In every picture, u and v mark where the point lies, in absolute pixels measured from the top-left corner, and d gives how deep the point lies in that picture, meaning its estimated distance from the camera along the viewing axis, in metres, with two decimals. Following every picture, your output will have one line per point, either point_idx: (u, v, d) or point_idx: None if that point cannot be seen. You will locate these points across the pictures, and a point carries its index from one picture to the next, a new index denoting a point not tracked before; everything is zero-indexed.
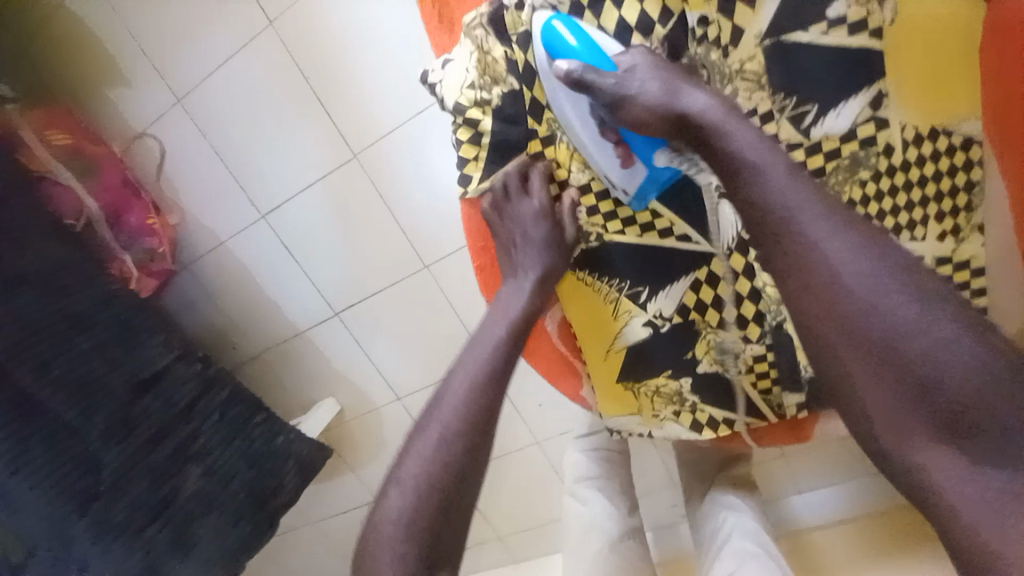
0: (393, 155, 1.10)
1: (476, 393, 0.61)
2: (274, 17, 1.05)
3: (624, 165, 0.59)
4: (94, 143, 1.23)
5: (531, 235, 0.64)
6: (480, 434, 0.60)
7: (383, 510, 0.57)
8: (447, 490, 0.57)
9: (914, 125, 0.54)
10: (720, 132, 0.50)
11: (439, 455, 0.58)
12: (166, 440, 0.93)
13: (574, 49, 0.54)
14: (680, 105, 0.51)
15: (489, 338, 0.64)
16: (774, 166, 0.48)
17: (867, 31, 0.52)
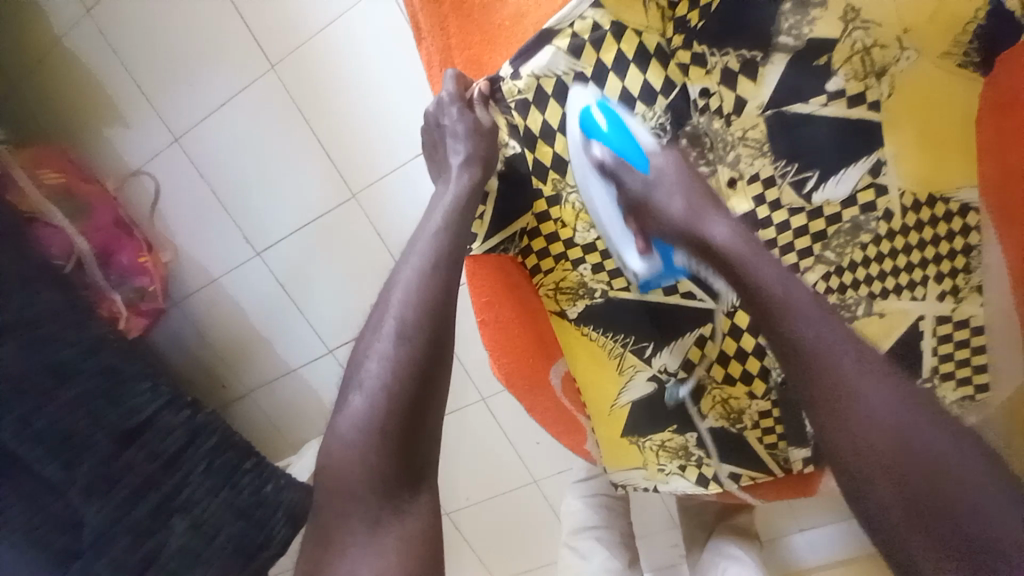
0: (393, 195, 1.10)
1: (425, 284, 0.58)
2: (276, 61, 1.06)
3: (641, 252, 0.62)
4: (84, 181, 1.19)
5: (452, 129, 0.62)
6: (438, 325, 0.57)
7: (345, 416, 0.54)
8: (410, 385, 0.54)
9: (911, 191, 0.56)
10: (743, 263, 0.52)
11: (397, 353, 0.55)
12: (148, 497, 0.76)
13: (606, 133, 0.57)
14: (704, 230, 0.55)
15: (433, 222, 0.60)
16: (791, 288, 0.50)
17: (865, 104, 0.54)
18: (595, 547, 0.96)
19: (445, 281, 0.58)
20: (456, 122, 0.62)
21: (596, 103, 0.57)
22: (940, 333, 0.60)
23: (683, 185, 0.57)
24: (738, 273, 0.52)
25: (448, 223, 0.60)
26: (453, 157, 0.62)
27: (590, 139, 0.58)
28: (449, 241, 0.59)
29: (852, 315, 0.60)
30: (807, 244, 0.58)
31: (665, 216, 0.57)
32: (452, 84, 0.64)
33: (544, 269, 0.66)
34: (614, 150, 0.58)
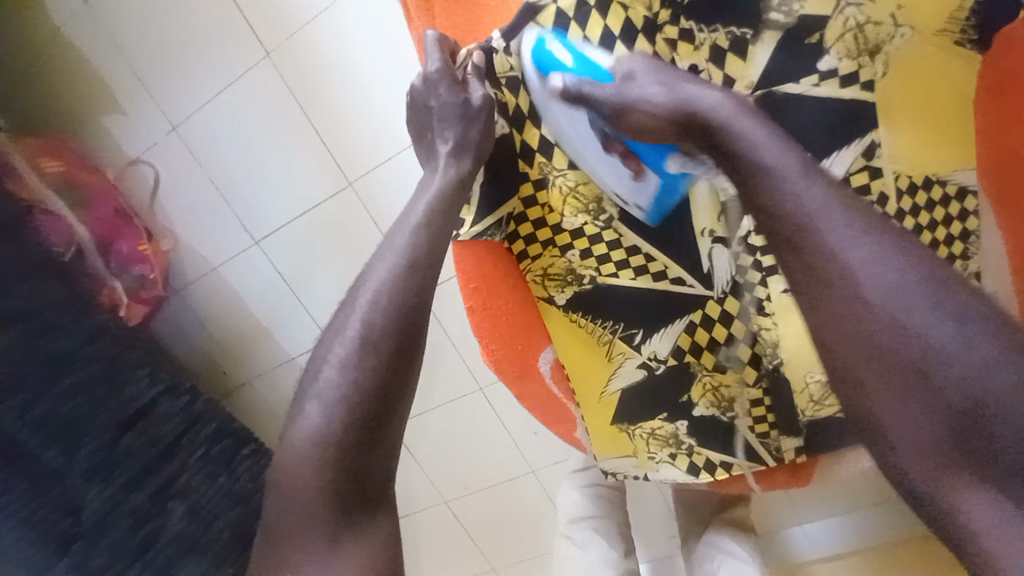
0: (388, 184, 1.10)
1: (394, 291, 0.56)
2: (271, 48, 1.05)
3: (632, 176, 0.59)
4: (86, 171, 1.20)
5: (443, 110, 0.58)
6: (404, 335, 0.55)
7: (302, 423, 0.53)
8: (366, 396, 0.53)
9: (908, 175, 0.54)
10: (731, 130, 0.49)
11: (358, 362, 0.54)
12: (145, 483, 0.93)
13: (570, 68, 0.55)
14: (688, 104, 0.50)
15: (410, 220, 0.59)
16: (793, 172, 0.47)
17: (859, 83, 0.52)
18: (592, 537, 0.96)
19: (417, 284, 0.56)
20: (446, 103, 0.58)
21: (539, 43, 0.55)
22: None
23: (656, 69, 0.52)
24: (729, 150, 0.49)
25: (427, 221, 0.58)
26: (445, 149, 0.59)
27: (553, 71, 0.55)
28: (425, 242, 0.57)
29: None
30: None
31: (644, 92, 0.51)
32: (438, 55, 0.60)
33: (531, 254, 0.66)
34: (575, 76, 0.54)
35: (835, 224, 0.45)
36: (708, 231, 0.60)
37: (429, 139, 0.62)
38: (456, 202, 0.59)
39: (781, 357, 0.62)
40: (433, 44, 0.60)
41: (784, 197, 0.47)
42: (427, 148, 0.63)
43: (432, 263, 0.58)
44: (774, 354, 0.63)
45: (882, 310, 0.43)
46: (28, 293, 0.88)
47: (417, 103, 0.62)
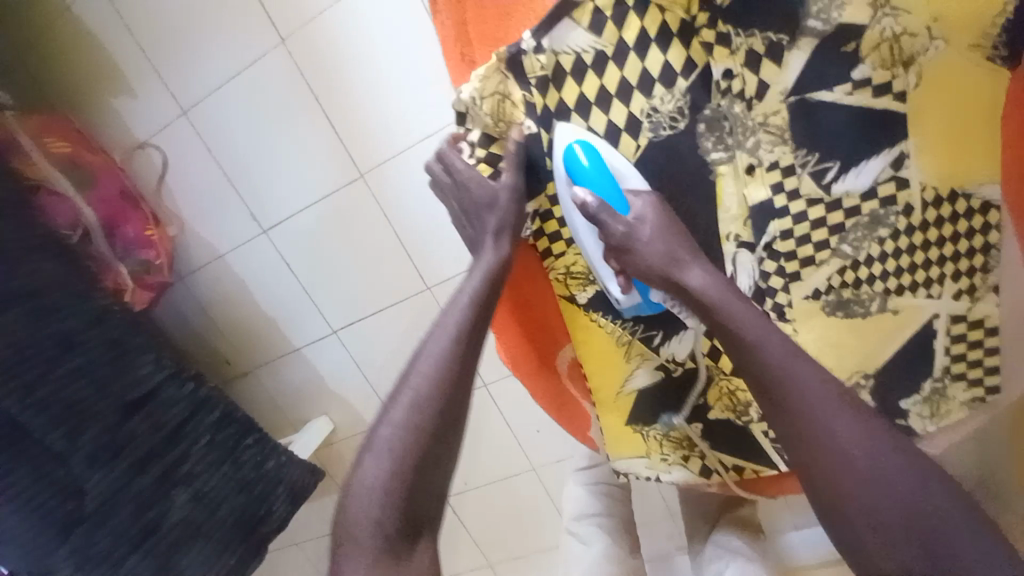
0: (401, 177, 1.10)
1: (449, 361, 0.57)
2: (287, 36, 1.04)
3: (622, 290, 0.62)
4: (92, 152, 1.17)
5: (476, 205, 0.61)
6: (455, 400, 0.57)
7: (360, 475, 0.55)
8: (418, 456, 0.55)
9: (933, 186, 0.55)
10: (721, 306, 0.53)
11: (415, 427, 0.55)
12: (152, 466, 0.94)
13: (587, 171, 0.56)
14: (680, 276, 0.55)
15: (461, 298, 0.60)
16: (771, 341, 0.51)
17: (891, 94, 0.52)
18: (596, 533, 0.97)
19: (470, 357, 0.58)
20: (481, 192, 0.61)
21: (580, 140, 0.57)
22: (953, 332, 0.60)
23: (660, 231, 0.56)
24: (717, 324, 0.53)
25: (477, 299, 0.60)
26: (485, 237, 0.61)
27: (574, 180, 0.57)
28: (477, 317, 0.59)
29: (865, 312, 0.60)
30: (824, 237, 0.57)
31: (644, 260, 0.56)
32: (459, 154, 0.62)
33: (556, 252, 0.65)
34: (593, 191, 0.56)
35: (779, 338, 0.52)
36: (734, 235, 0.59)
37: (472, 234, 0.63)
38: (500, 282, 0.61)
39: None
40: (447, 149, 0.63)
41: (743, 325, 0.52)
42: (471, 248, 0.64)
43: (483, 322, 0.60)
44: None
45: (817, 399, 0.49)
46: (38, 274, 0.88)
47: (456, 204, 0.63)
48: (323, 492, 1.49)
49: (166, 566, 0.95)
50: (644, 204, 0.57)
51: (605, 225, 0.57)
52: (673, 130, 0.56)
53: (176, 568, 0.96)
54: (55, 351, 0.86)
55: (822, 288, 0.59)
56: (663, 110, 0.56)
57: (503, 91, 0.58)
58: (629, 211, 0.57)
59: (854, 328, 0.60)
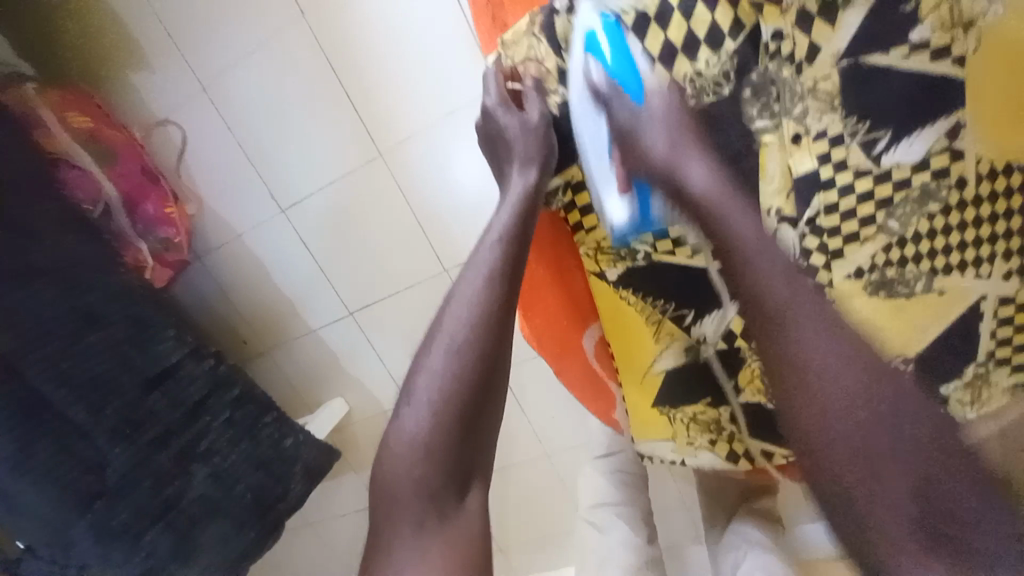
0: (421, 157, 1.09)
1: (483, 302, 0.57)
2: (309, 10, 1.02)
3: (619, 191, 0.58)
4: (113, 128, 1.16)
5: (505, 139, 0.61)
6: (493, 342, 0.56)
7: (404, 421, 0.56)
8: (459, 398, 0.55)
9: (989, 159, 0.52)
10: (720, 215, 0.51)
11: (451, 373, 0.55)
12: (171, 442, 0.95)
13: (609, 66, 0.54)
14: (682, 172, 0.52)
15: (491, 237, 0.59)
16: (767, 255, 0.49)
17: (950, 58, 0.49)
18: (614, 521, 0.96)
19: (505, 297, 0.57)
20: (510, 130, 0.60)
21: (605, 23, 0.53)
22: (1000, 315, 0.58)
23: (669, 118, 0.52)
24: (713, 226, 0.51)
25: (506, 237, 0.58)
26: (513, 171, 0.60)
27: (591, 54, 0.54)
28: (511, 260, 0.58)
29: (909, 291, 0.57)
30: (870, 212, 0.55)
31: (649, 148, 0.53)
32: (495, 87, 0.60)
33: (586, 227, 0.63)
34: (610, 79, 0.54)
35: (810, 314, 0.47)
36: (776, 210, 0.56)
37: (500, 165, 0.63)
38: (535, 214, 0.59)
39: None
40: (489, 65, 0.60)
41: (759, 276, 0.49)
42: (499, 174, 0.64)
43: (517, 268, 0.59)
44: None
45: (842, 395, 0.46)
46: (53, 247, 0.87)
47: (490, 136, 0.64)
48: (337, 473, 1.51)
49: (184, 543, 0.95)
50: (659, 92, 0.53)
51: (614, 106, 0.54)
52: (716, 96, 0.54)
53: (194, 545, 0.96)
54: (80, 322, 0.87)
55: (865, 266, 0.57)
56: (708, 75, 0.53)
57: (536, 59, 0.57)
58: (643, 99, 0.53)
59: (897, 310, 0.58)
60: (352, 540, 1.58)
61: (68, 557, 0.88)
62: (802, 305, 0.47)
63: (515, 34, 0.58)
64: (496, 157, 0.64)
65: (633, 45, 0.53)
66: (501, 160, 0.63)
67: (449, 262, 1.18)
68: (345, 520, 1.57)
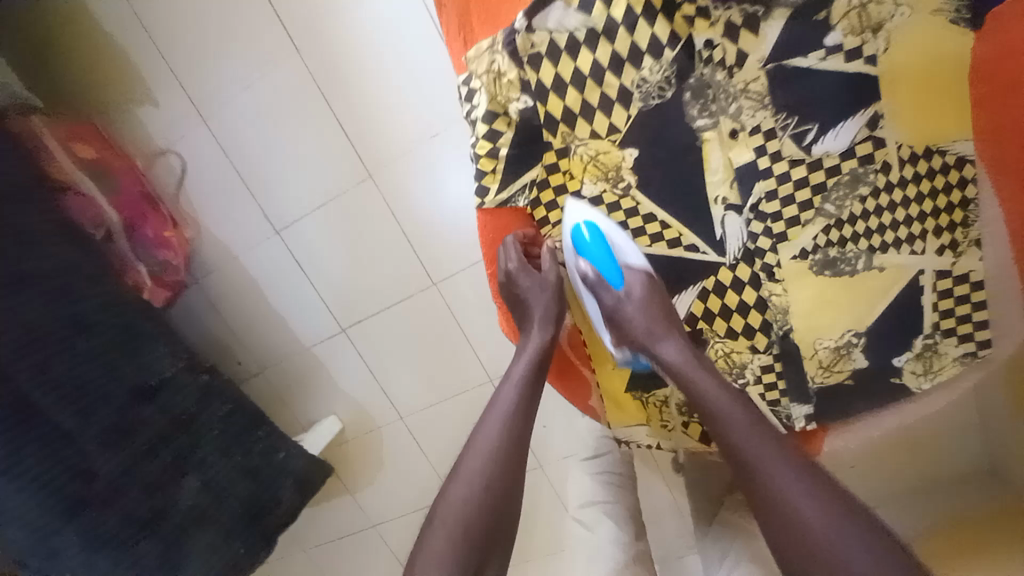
0: (408, 174, 1.17)
1: (504, 435, 0.66)
2: (301, 44, 1.11)
3: (614, 342, 0.69)
4: (116, 157, 1.25)
5: (525, 290, 0.69)
6: (514, 472, 0.65)
7: (427, 544, 0.61)
8: (482, 518, 0.62)
9: (909, 145, 0.58)
10: (682, 373, 0.63)
11: (478, 492, 0.63)
12: (163, 452, 0.97)
13: (587, 244, 0.64)
14: (654, 347, 0.64)
15: (515, 373, 0.70)
16: (707, 375, 0.62)
17: (862, 58, 0.55)
18: (602, 519, 0.97)
19: (524, 429, 0.67)
20: (532, 285, 0.69)
21: (586, 221, 0.63)
22: (940, 287, 0.62)
23: (646, 305, 0.64)
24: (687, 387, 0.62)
25: (524, 382, 0.69)
26: (533, 324, 0.70)
27: (579, 255, 0.66)
28: (528, 397, 0.68)
29: (852, 270, 0.62)
30: (807, 197, 0.60)
31: (628, 321, 0.64)
32: (515, 250, 0.69)
33: (553, 221, 0.69)
34: (592, 263, 0.66)
35: (728, 409, 0.60)
36: (722, 198, 0.62)
37: (523, 313, 0.71)
38: (547, 362, 0.70)
39: (791, 322, 0.65)
40: (510, 236, 0.69)
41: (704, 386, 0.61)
42: (521, 320, 0.72)
43: (532, 403, 0.69)
44: (784, 319, 0.65)
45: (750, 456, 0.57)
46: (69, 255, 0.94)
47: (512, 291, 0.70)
48: (331, 493, 1.50)
49: (173, 555, 0.96)
50: (639, 282, 0.64)
51: (600, 291, 0.67)
52: (661, 100, 0.60)
53: (183, 555, 0.98)
54: (78, 335, 0.89)
55: (809, 248, 0.62)
56: (652, 81, 0.59)
57: (495, 71, 0.60)
58: (622, 285, 0.65)
59: (842, 287, 0.63)
60: (345, 564, 1.57)
61: (54, 564, 0.87)
62: (723, 399, 0.61)
63: (477, 50, 0.61)
64: (518, 307, 0.71)
65: (601, 221, 0.64)
66: (523, 311, 0.71)
67: (437, 274, 1.24)
68: (339, 545, 1.55)
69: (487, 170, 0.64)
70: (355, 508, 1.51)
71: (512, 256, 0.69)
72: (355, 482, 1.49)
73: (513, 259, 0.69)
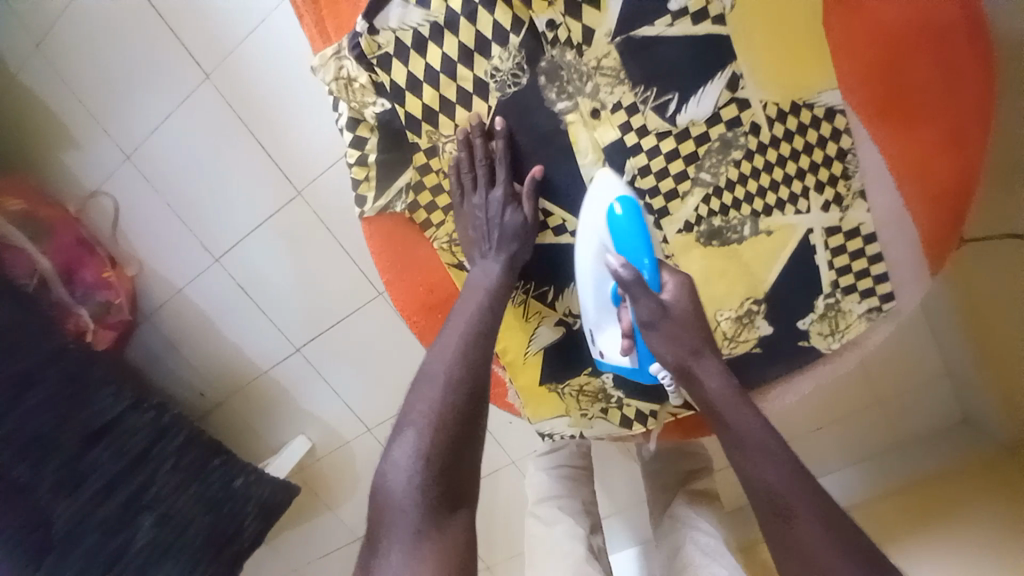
0: (332, 189, 1.16)
1: (472, 341, 0.62)
2: (208, 69, 1.10)
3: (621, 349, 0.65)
4: (47, 206, 1.24)
5: (506, 233, 0.62)
6: (479, 380, 0.62)
7: (397, 448, 0.59)
8: (453, 426, 0.59)
9: (774, 102, 0.57)
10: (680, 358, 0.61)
11: (444, 406, 0.59)
12: (117, 493, 0.97)
13: (624, 235, 0.58)
14: (680, 356, 0.61)
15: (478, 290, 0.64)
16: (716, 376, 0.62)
17: (710, 19, 0.54)
18: (558, 514, 0.97)
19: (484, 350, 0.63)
20: (506, 223, 0.62)
21: (623, 200, 0.58)
22: (831, 245, 0.61)
23: (681, 319, 0.60)
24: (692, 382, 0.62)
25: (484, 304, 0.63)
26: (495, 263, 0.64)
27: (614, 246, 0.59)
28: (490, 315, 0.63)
29: (740, 237, 0.61)
30: (681, 168, 0.59)
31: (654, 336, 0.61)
32: (502, 180, 0.61)
33: (436, 222, 0.66)
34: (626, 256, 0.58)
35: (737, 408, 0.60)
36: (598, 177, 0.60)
37: (484, 247, 0.64)
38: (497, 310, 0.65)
39: None
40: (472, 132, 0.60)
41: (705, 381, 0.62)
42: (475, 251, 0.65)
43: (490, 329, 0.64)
44: None
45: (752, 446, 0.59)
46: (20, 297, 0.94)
47: (478, 221, 0.63)
48: (312, 513, 1.50)
49: None
50: (674, 284, 0.60)
51: (635, 292, 0.58)
52: (518, 87, 0.58)
53: None
54: None
55: (692, 220, 0.61)
56: (504, 69, 0.57)
57: (345, 76, 0.59)
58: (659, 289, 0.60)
59: (732, 255, 0.62)
60: None
61: None
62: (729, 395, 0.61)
63: (322, 58, 0.60)
64: (477, 239, 0.64)
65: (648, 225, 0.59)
66: (479, 243, 0.64)
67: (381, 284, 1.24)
68: (327, 563, 1.56)
69: (361, 177, 0.63)
70: (337, 525, 1.51)
71: (498, 193, 0.61)
72: (335, 501, 1.49)
73: (497, 190, 0.62)
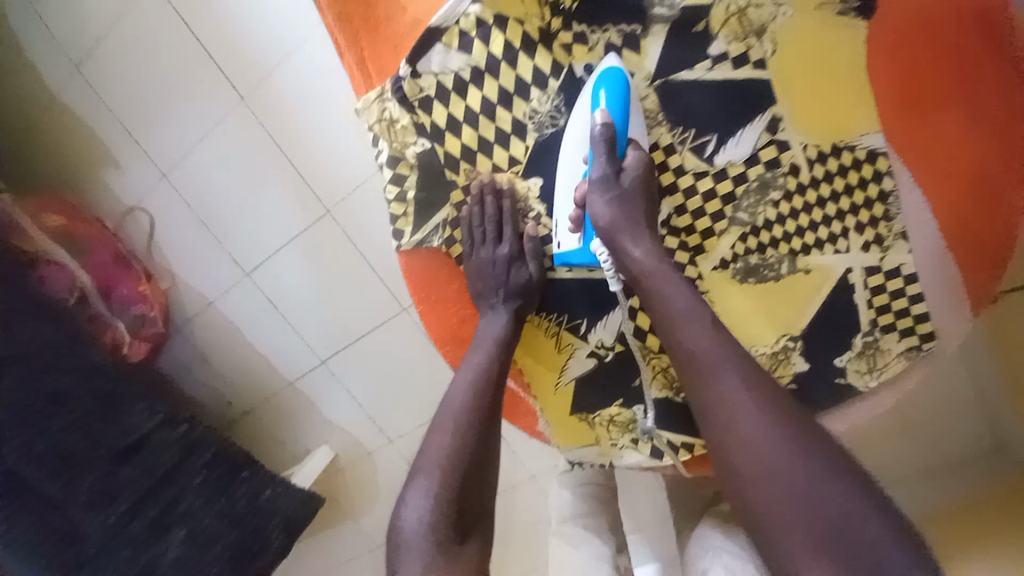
0: (358, 208, 1.18)
1: (485, 383, 0.66)
2: (244, 92, 1.13)
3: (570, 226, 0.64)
4: (83, 222, 1.27)
5: (510, 285, 0.67)
6: (490, 414, 0.65)
7: (411, 492, 0.60)
8: (467, 459, 0.62)
9: (816, 144, 0.59)
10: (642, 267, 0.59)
11: (458, 445, 0.62)
12: (147, 509, 0.99)
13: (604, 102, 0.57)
14: (626, 242, 0.59)
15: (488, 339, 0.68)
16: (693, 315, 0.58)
17: (750, 64, 0.59)
18: (583, 535, 0.96)
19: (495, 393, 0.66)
20: (509, 276, 0.67)
21: (609, 70, 0.58)
22: (871, 284, 0.61)
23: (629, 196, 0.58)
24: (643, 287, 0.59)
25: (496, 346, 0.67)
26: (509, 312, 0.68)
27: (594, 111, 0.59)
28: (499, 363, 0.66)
29: (776, 275, 0.62)
30: (718, 208, 0.61)
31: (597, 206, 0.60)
32: (509, 237, 0.66)
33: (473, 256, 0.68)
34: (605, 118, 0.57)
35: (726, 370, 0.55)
36: None
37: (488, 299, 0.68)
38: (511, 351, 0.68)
39: None
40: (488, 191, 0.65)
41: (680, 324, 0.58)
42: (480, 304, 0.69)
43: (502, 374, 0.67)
44: None
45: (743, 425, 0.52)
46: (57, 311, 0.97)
47: (485, 272, 0.67)
48: (334, 522, 1.52)
49: None
50: (636, 157, 0.59)
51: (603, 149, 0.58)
52: (554, 127, 0.63)
53: None
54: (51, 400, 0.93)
55: (728, 257, 0.62)
56: (542, 111, 0.62)
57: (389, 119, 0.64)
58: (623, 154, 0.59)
59: (767, 294, 0.62)
60: None
61: None
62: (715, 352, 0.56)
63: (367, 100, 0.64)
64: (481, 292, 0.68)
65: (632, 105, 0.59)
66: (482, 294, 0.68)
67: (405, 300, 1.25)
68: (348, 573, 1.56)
69: (399, 213, 0.66)
70: (359, 535, 1.52)
71: (505, 250, 0.66)
72: (357, 509, 1.51)
73: (503, 247, 0.66)
